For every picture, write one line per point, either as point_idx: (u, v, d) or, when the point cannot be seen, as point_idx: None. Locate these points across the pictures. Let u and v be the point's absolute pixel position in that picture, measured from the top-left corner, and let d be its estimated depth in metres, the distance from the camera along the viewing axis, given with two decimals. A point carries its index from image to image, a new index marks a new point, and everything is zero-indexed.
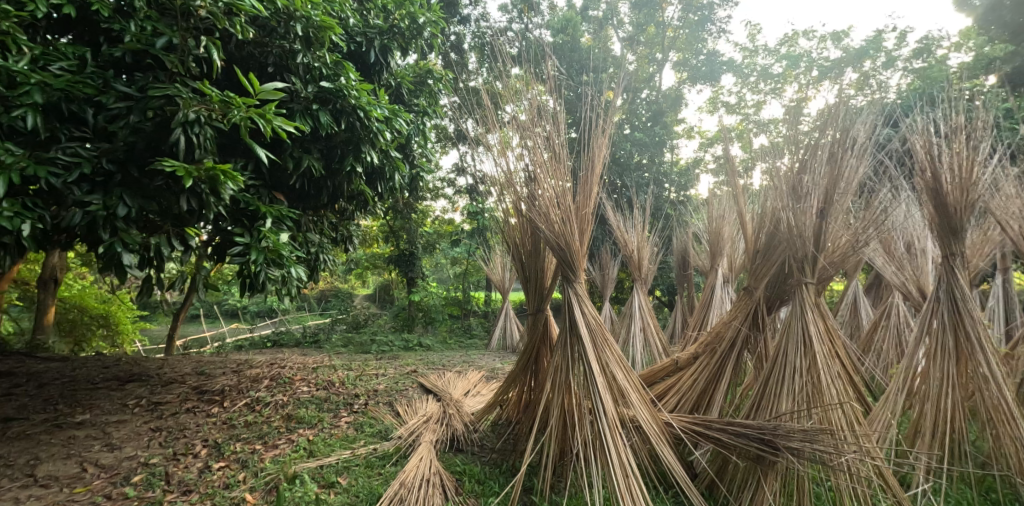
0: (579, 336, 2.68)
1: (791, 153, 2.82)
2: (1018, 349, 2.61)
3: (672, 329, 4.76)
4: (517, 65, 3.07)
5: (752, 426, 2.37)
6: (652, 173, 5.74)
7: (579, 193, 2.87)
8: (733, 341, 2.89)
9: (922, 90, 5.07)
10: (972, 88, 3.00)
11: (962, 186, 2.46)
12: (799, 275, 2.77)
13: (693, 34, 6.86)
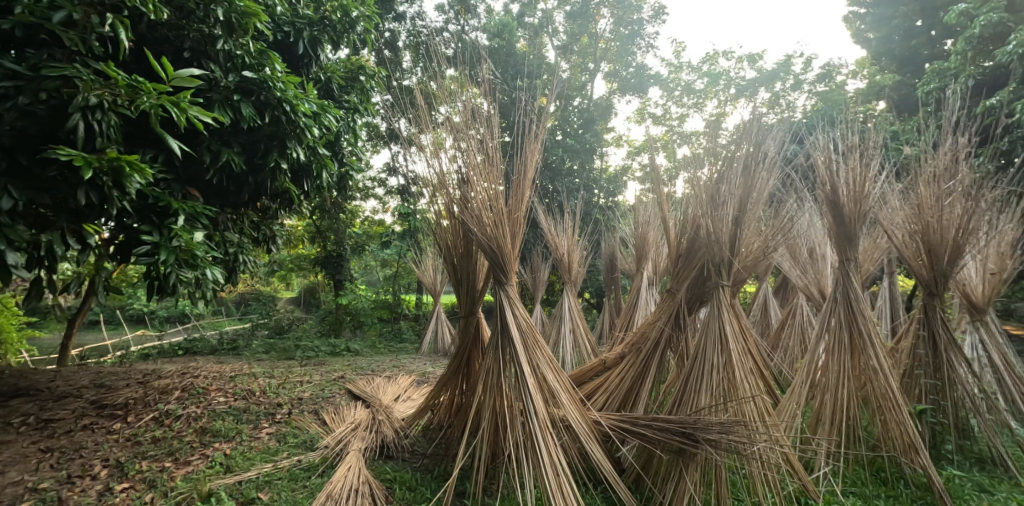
0: (510, 338, 2.69)
1: (711, 163, 2.99)
2: (901, 344, 2.92)
3: (600, 330, 4.93)
4: (453, 66, 3.04)
5: (675, 420, 2.49)
6: (581, 179, 5.90)
7: (512, 197, 2.88)
8: (657, 341, 3.03)
9: (823, 111, 5.59)
10: (865, 111, 3.34)
11: (855, 199, 2.74)
12: (716, 278, 2.95)
13: (624, 46, 7.09)
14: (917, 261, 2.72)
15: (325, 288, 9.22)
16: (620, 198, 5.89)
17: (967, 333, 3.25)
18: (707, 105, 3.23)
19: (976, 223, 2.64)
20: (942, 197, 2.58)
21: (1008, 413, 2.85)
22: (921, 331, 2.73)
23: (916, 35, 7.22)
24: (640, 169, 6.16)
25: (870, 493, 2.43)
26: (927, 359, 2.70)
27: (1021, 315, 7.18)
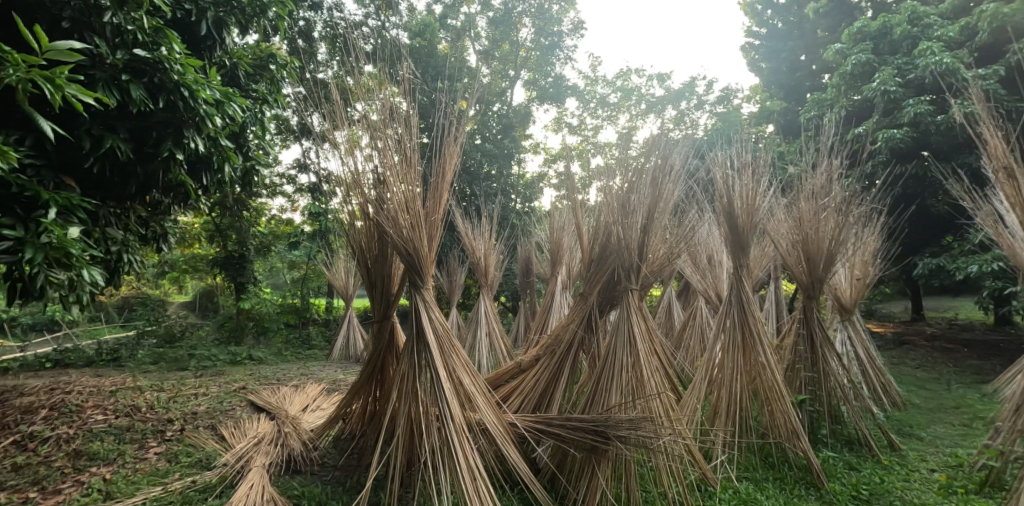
0: (426, 343, 2.63)
1: (622, 174, 3.15)
2: (785, 341, 3.27)
3: (515, 334, 4.99)
4: (371, 63, 2.92)
5: (587, 419, 2.58)
6: (499, 183, 5.93)
7: (429, 199, 2.82)
8: (570, 343, 3.12)
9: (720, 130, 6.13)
10: (758, 132, 3.69)
11: (747, 211, 3.03)
12: (626, 283, 3.12)
13: (543, 55, 7.22)
14: (798, 268, 3.07)
15: (223, 292, 8.51)
16: (537, 204, 6.03)
17: (837, 331, 3.71)
18: (620, 118, 3.40)
19: (843, 235, 3.03)
20: (818, 212, 2.94)
21: (869, 400, 3.29)
22: (801, 330, 3.07)
23: (800, 68, 8.43)
24: (555, 178, 6.39)
25: (760, 477, 2.71)
26: (806, 355, 3.05)
27: (878, 316, 8.30)
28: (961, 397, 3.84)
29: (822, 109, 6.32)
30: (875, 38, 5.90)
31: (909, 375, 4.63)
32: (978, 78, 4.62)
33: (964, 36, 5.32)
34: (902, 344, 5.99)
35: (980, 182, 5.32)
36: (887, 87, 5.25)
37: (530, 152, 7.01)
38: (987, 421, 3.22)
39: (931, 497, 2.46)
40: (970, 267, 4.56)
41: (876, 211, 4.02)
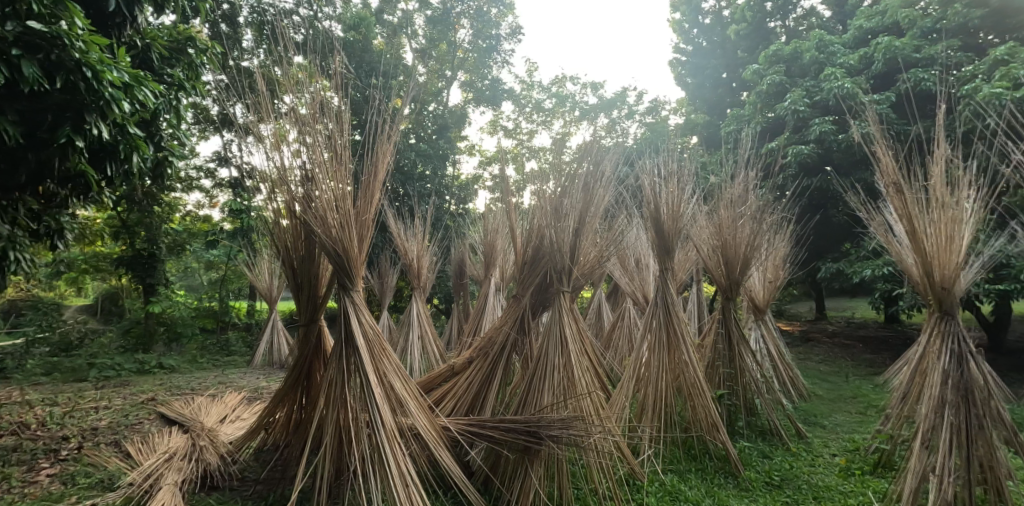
0: (355, 347, 2.49)
1: (555, 179, 3.22)
2: (706, 340, 3.51)
3: (448, 337, 4.93)
4: (301, 54, 2.75)
5: (520, 421, 2.59)
6: (433, 184, 5.84)
7: (360, 198, 2.71)
8: (503, 345, 3.13)
9: (648, 140, 6.43)
10: (683, 143, 3.92)
11: (672, 217, 3.21)
12: (558, 285, 3.19)
13: (481, 57, 7.18)
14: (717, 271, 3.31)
15: (129, 294, 7.79)
16: (471, 206, 6.00)
17: (751, 329, 4.01)
18: (553, 125, 3.48)
19: (756, 241, 3.30)
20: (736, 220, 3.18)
21: (780, 393, 3.59)
22: (721, 329, 3.34)
23: (722, 84, 9.20)
24: (489, 180, 6.40)
25: (684, 469, 2.89)
26: (725, 352, 3.30)
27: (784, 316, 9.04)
28: (858, 388, 4.26)
29: (741, 124, 6.80)
30: (788, 61, 6.56)
31: (813, 369, 5.10)
32: (872, 102, 5.14)
33: (862, 64, 5.90)
34: (807, 341, 6.56)
35: (873, 194, 5.91)
36: (796, 107, 5.79)
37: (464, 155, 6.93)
38: (879, 408, 3.61)
39: (833, 478, 2.74)
40: (864, 271, 5.07)
41: (787, 219, 4.37)
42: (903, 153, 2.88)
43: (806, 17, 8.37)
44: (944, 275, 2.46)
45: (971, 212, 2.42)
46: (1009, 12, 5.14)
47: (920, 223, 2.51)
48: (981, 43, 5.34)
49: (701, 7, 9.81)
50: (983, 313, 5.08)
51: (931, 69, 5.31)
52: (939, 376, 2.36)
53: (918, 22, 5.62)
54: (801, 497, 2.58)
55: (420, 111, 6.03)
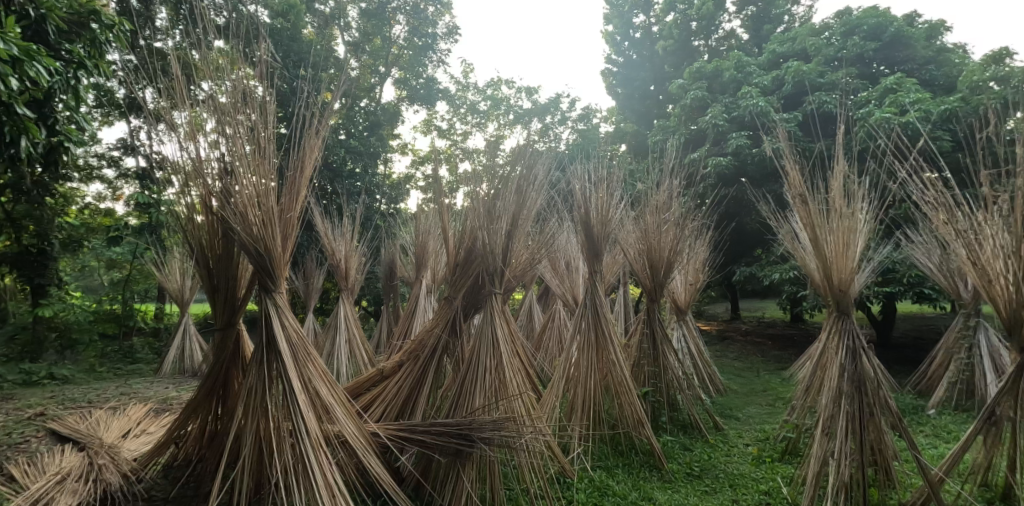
0: (276, 352, 2.27)
1: (488, 181, 3.22)
2: (632, 340, 3.70)
3: (378, 340, 4.80)
4: (223, 37, 2.53)
5: (453, 424, 2.55)
6: (364, 182, 5.63)
7: (284, 194, 2.51)
8: (434, 348, 3.09)
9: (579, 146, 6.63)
10: (612, 151, 4.09)
11: (601, 222, 3.35)
12: (490, 286, 3.21)
13: (416, 55, 6.98)
14: (643, 274, 3.56)
15: (13, 296, 6.93)
16: (403, 206, 5.87)
17: (673, 329, 4.26)
18: (488, 128, 3.48)
19: (678, 246, 3.53)
20: (660, 225, 3.40)
21: (700, 389, 3.85)
22: (646, 329, 3.56)
23: (649, 96, 9.88)
24: (421, 180, 6.29)
25: (612, 464, 3.02)
26: (650, 351, 3.52)
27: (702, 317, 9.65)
28: (768, 382, 4.63)
29: (666, 135, 7.18)
30: (709, 78, 7.01)
31: (728, 365, 5.47)
32: (782, 120, 5.60)
33: (774, 85, 6.41)
34: (723, 339, 7.03)
35: (780, 204, 6.44)
36: (716, 121, 6.21)
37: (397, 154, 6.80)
38: (786, 400, 3.95)
39: (746, 467, 2.99)
40: (773, 275, 5.52)
41: (706, 226, 4.67)
42: (807, 168, 3.19)
43: (725, 39, 9.03)
44: (841, 279, 2.78)
45: (863, 221, 2.73)
46: (897, 46, 6.09)
47: (821, 232, 2.80)
48: (875, 72, 6.19)
49: (633, 22, 10.34)
50: (872, 312, 5.68)
51: (832, 93, 5.86)
52: (838, 369, 2.64)
53: (823, 49, 6.24)
54: (718, 485, 2.82)
55: (352, 107, 5.81)
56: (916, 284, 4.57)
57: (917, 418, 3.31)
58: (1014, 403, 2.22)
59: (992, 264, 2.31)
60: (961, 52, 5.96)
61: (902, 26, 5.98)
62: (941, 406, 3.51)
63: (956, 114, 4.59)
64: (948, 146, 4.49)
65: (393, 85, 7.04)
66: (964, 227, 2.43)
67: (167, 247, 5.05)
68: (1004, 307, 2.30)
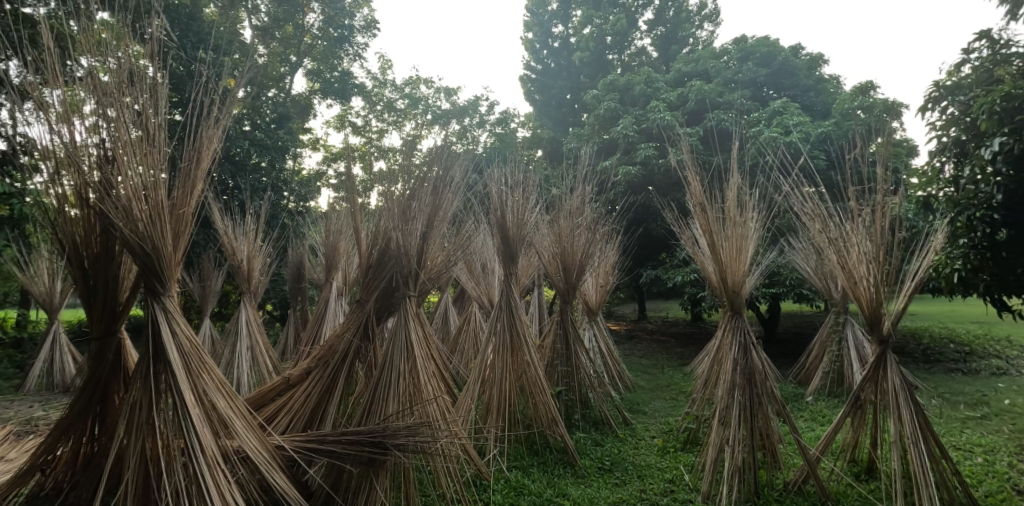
0: (165, 363, 1.99)
1: (404, 180, 3.13)
2: (546, 341, 3.80)
3: (284, 346, 4.53)
4: (109, 9, 2.23)
5: (365, 431, 2.41)
6: (270, 180, 5.21)
7: (175, 186, 2.21)
8: (345, 353, 2.92)
9: (497, 150, 6.72)
10: (528, 156, 4.19)
11: (516, 225, 3.41)
12: (403, 289, 3.10)
13: (331, 47, 6.65)
14: (557, 276, 3.70)
15: None
16: (314, 204, 5.56)
17: (585, 329, 4.45)
18: (405, 127, 3.39)
19: (589, 249, 3.69)
20: (573, 229, 3.54)
21: (609, 386, 4.04)
22: (558, 330, 3.67)
23: (565, 104, 10.33)
24: (334, 178, 6.01)
25: (528, 464, 3.10)
26: (563, 351, 3.64)
27: (613, 317, 10.14)
28: (672, 377, 4.95)
29: (580, 142, 7.46)
30: (621, 91, 7.38)
31: (636, 363, 5.79)
32: (685, 134, 6.03)
33: (679, 101, 6.88)
34: (631, 338, 7.41)
35: (681, 211, 6.92)
36: (626, 132, 6.57)
37: (308, 148, 6.55)
38: (687, 393, 4.25)
39: (653, 457, 3.20)
40: (676, 278, 5.91)
41: (616, 231, 4.91)
42: (706, 179, 3.46)
43: (636, 55, 9.69)
44: (734, 281, 3.05)
45: (753, 229, 3.03)
46: (785, 74, 6.79)
47: (718, 238, 3.05)
48: (765, 95, 6.85)
49: (552, 32, 10.73)
50: (761, 311, 6.25)
51: (729, 112, 6.40)
52: (731, 364, 2.88)
53: (722, 72, 6.84)
54: (627, 477, 2.97)
55: (258, 96, 5.38)
56: (796, 286, 5.12)
57: (798, 404, 3.71)
58: (873, 389, 2.57)
59: (857, 267, 2.65)
60: (836, 82, 6.75)
61: (789, 57, 6.73)
62: (816, 393, 3.95)
63: (830, 136, 5.21)
64: (823, 163, 5.07)
65: (304, 76, 6.68)
66: (836, 236, 2.75)
67: (31, 245, 4.42)
68: (868, 305, 2.63)
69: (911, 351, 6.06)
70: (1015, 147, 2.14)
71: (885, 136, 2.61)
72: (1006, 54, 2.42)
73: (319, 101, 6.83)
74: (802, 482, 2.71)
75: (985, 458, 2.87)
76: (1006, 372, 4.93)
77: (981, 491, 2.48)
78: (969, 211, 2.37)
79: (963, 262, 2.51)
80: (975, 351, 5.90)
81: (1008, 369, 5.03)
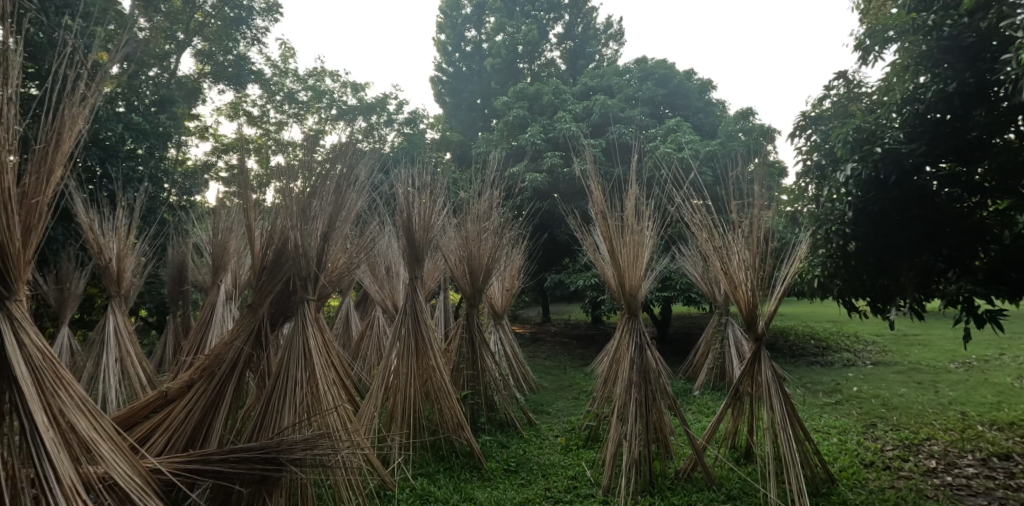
0: (8, 379, 1.53)
1: (304, 176, 2.88)
2: (452, 345, 3.79)
3: (160, 357, 4.06)
4: None
5: (256, 445, 1.98)
6: (147, 168, 4.47)
7: (28, 171, 1.78)
8: (234, 362, 2.52)
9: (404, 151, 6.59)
10: (436, 159, 4.15)
11: (423, 228, 3.33)
12: (301, 292, 2.80)
13: (226, 27, 6.01)
14: (463, 280, 3.71)
15: None
16: (202, 199, 5.05)
17: (491, 333, 4.49)
18: (308, 121, 3.19)
19: (495, 253, 3.74)
20: (480, 233, 3.57)
21: (514, 389, 4.13)
22: (465, 334, 3.67)
23: (476, 109, 10.56)
24: (225, 170, 5.51)
25: (433, 470, 3.08)
26: (468, 355, 3.66)
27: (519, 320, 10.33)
28: (574, 377, 5.15)
29: (490, 147, 7.55)
30: (531, 99, 7.58)
31: (540, 364, 5.96)
32: (589, 145, 6.35)
33: (585, 113, 7.22)
34: (535, 340, 7.61)
35: (583, 219, 7.24)
36: (535, 140, 6.77)
37: (194, 136, 5.90)
38: (589, 393, 4.45)
39: (557, 456, 3.30)
40: (579, 281, 6.18)
41: (522, 236, 5.03)
42: (608, 189, 3.68)
43: (546, 66, 9.99)
44: (631, 284, 3.26)
45: (649, 237, 3.25)
46: (680, 95, 7.40)
47: (618, 244, 3.23)
48: (662, 114, 7.41)
49: (464, 36, 11.01)
50: (654, 313, 6.73)
51: (629, 126, 6.83)
52: (628, 363, 3.04)
53: (625, 88, 7.31)
54: (532, 477, 3.03)
55: (135, 74, 4.73)
56: (686, 290, 5.58)
57: (687, 398, 4.08)
58: (750, 381, 2.85)
59: (737, 272, 2.94)
60: (722, 106, 7.47)
61: (683, 80, 7.36)
62: (703, 387, 4.42)
63: (716, 155, 5.76)
64: (711, 179, 5.60)
65: (192, 57, 5.95)
66: (720, 244, 3.04)
67: None
68: (745, 307, 2.93)
69: (780, 347, 6.87)
70: (863, 173, 2.52)
71: (763, 157, 2.95)
72: (858, 92, 2.85)
73: (210, 86, 6.13)
74: (691, 470, 2.94)
75: (839, 437, 3.33)
76: (853, 363, 5.77)
77: (837, 466, 2.87)
78: (827, 226, 2.75)
79: (822, 269, 2.89)
80: (830, 345, 6.82)
81: (855, 360, 5.89)
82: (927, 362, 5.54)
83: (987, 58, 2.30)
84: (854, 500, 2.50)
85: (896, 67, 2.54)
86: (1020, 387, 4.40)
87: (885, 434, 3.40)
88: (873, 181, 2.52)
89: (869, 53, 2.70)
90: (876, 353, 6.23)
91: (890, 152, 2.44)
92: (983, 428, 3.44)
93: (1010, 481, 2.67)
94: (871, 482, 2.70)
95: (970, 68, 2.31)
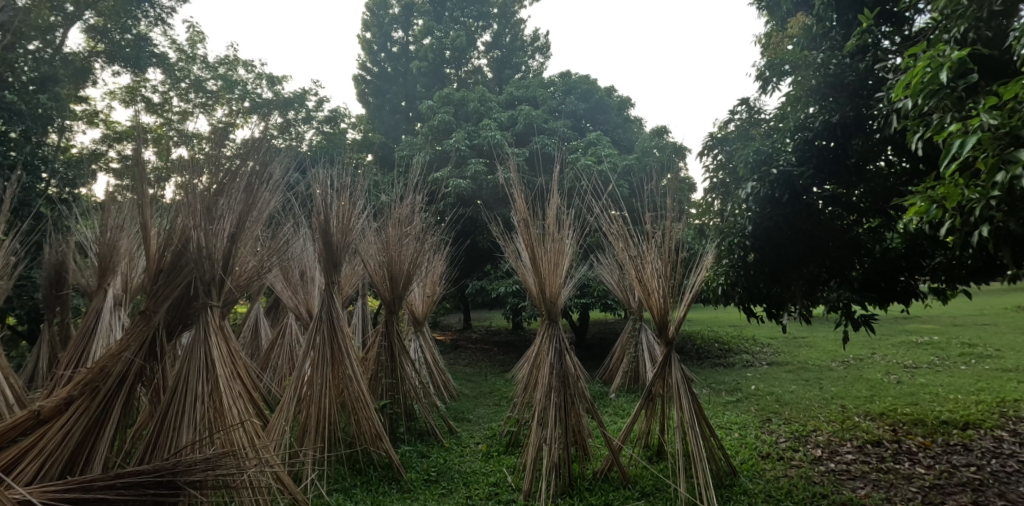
0: None
1: (211, 171, 2.44)
2: (370, 353, 3.65)
3: (32, 370, 3.60)
4: None
5: (147, 467, 1.60)
6: (21, 154, 3.99)
7: None
8: (123, 376, 2.08)
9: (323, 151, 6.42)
10: (357, 160, 4.01)
11: (342, 231, 3.19)
12: (203, 298, 2.35)
13: (124, 3, 5.35)
14: (383, 286, 3.62)
15: None
16: (86, 190, 4.49)
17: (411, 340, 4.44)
18: (216, 113, 2.94)
19: (416, 259, 3.68)
20: (401, 238, 3.49)
21: (434, 396, 4.11)
22: (383, 342, 3.58)
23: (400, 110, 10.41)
24: (115, 160, 4.94)
25: (349, 485, 2.95)
26: (387, 363, 3.58)
27: (442, 325, 10.25)
28: (494, 384, 5.19)
29: (413, 149, 7.45)
30: (456, 105, 7.57)
31: (461, 371, 5.93)
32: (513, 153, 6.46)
33: (509, 122, 7.35)
34: (456, 348, 7.55)
35: (505, 225, 7.34)
36: (459, 146, 6.74)
37: (79, 122, 5.23)
38: (509, 399, 4.51)
39: (478, 463, 3.29)
40: (501, 288, 6.28)
41: (442, 242, 5.00)
42: (530, 196, 3.75)
43: (472, 73, 10.02)
44: (551, 291, 3.34)
45: (569, 244, 3.35)
46: (600, 110, 7.77)
47: (539, 252, 3.29)
48: (583, 127, 7.74)
49: (391, 35, 10.78)
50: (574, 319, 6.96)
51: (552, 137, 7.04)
52: (548, 367, 3.09)
53: (548, 101, 7.62)
54: (453, 485, 3.00)
55: (8, 47, 4.19)
56: (603, 296, 5.87)
57: (604, 401, 4.31)
58: (661, 384, 2.96)
59: (650, 281, 3.08)
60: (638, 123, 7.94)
61: (603, 96, 7.73)
62: (618, 390, 4.65)
63: (631, 169, 6.16)
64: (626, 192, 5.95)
65: (81, 33, 5.26)
66: (635, 253, 3.17)
67: None
68: (657, 312, 3.05)
69: (688, 350, 7.39)
70: (761, 191, 2.77)
71: (675, 174, 3.14)
72: (757, 118, 3.14)
73: (101, 66, 5.44)
74: (608, 470, 3.04)
75: (740, 433, 3.64)
76: (751, 364, 6.33)
77: (738, 459, 3.14)
78: (730, 238, 2.97)
79: (725, 278, 3.13)
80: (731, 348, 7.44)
81: (753, 361, 6.46)
82: (812, 362, 6.23)
83: (864, 95, 2.61)
84: (753, 490, 2.74)
85: (791, 97, 2.83)
86: (887, 381, 5.07)
87: (779, 427, 3.77)
88: (770, 199, 2.78)
89: (767, 84, 3.00)
90: (770, 354, 6.86)
91: (782, 174, 2.70)
92: (859, 419, 3.91)
93: (880, 464, 3.06)
94: (768, 472, 2.98)
95: (849, 103, 2.63)
